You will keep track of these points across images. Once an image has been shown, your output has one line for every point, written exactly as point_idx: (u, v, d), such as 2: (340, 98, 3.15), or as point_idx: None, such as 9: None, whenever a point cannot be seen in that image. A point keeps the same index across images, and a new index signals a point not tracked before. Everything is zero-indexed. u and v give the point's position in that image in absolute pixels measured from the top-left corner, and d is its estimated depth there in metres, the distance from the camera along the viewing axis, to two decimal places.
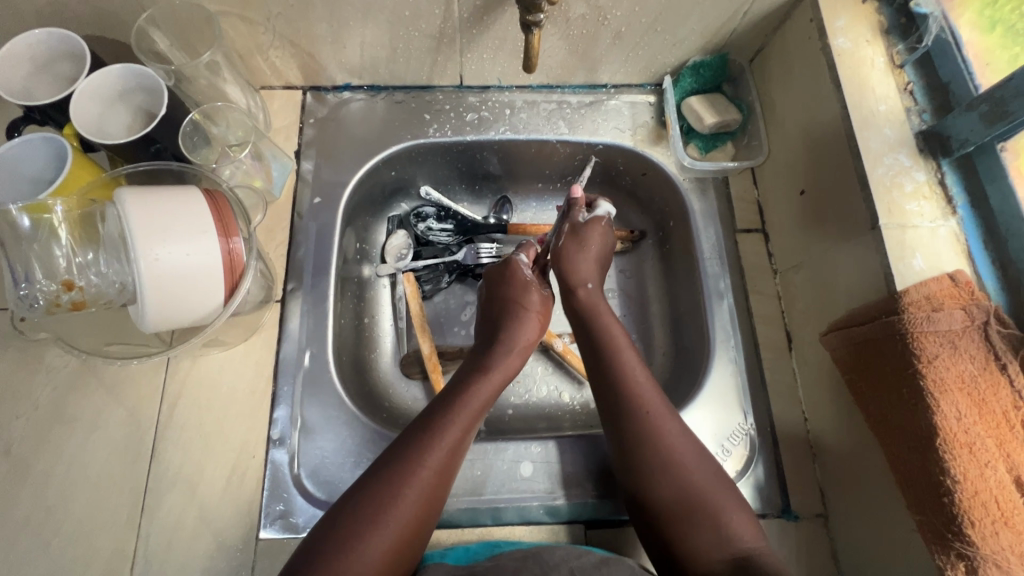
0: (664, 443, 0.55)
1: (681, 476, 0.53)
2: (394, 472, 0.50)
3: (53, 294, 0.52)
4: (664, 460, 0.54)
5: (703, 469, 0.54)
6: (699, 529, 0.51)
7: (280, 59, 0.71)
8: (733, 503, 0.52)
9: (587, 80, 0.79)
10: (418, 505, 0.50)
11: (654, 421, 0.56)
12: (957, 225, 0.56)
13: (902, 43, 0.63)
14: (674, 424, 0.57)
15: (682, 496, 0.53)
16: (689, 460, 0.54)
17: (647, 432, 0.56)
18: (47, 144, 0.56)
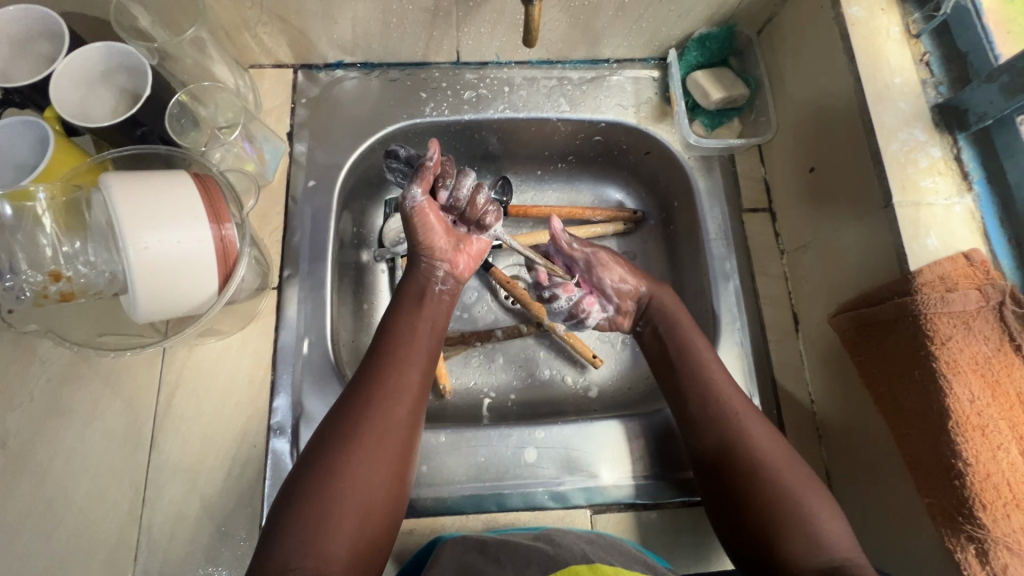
0: (749, 440, 0.54)
1: (776, 473, 0.52)
2: (346, 438, 0.50)
3: (39, 286, 0.50)
4: (748, 446, 0.54)
5: (790, 471, 0.52)
6: (794, 535, 0.48)
7: (269, 36, 0.68)
8: (823, 507, 0.50)
9: (588, 55, 0.76)
10: (373, 461, 0.49)
11: (740, 421, 0.56)
12: (973, 202, 0.54)
13: (919, 11, 0.60)
14: (759, 423, 0.56)
15: (765, 490, 0.51)
16: (774, 460, 0.53)
17: (729, 430, 0.55)
18: (27, 127, 0.54)
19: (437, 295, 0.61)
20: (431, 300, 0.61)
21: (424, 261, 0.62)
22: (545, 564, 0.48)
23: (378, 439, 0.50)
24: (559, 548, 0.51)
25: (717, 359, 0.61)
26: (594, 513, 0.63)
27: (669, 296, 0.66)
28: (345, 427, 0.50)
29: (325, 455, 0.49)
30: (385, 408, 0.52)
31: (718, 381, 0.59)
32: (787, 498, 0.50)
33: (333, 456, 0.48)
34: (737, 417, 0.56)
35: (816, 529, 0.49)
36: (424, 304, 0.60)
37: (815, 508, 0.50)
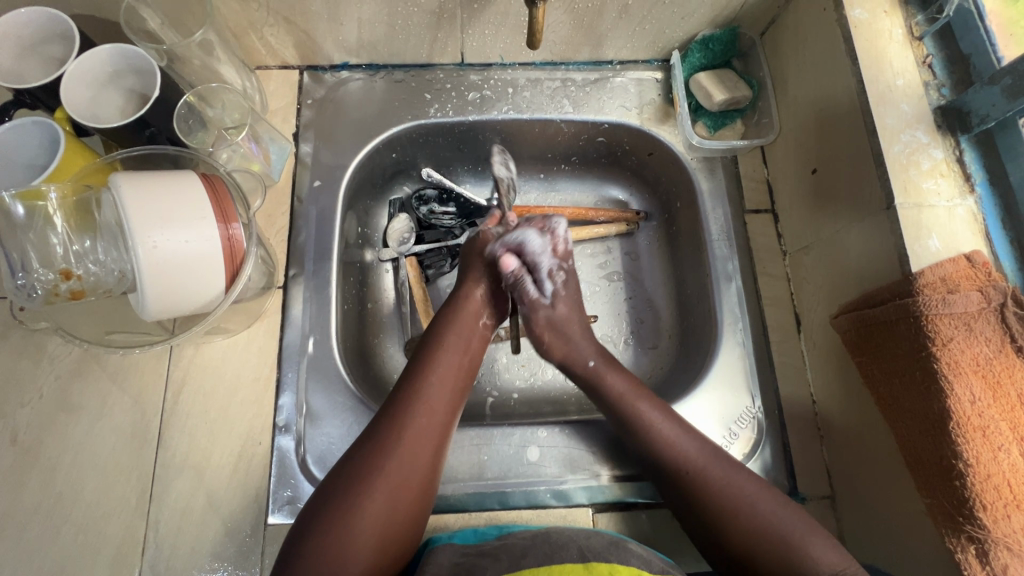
0: (716, 485, 0.54)
1: (750, 512, 0.53)
2: (368, 466, 0.51)
3: (50, 283, 0.51)
4: (714, 488, 0.54)
5: (762, 502, 0.53)
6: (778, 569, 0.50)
7: (275, 37, 0.69)
8: (809, 532, 0.52)
9: (592, 56, 0.76)
10: (396, 489, 0.51)
11: (703, 469, 0.55)
12: (975, 204, 0.54)
13: (922, 13, 0.60)
14: (719, 464, 0.56)
15: (745, 529, 0.52)
16: (748, 496, 0.54)
17: (693, 480, 0.55)
18: (40, 129, 0.55)
19: (475, 324, 0.63)
20: (469, 327, 0.62)
21: (465, 293, 0.64)
22: (541, 561, 0.49)
23: (403, 467, 0.51)
24: (558, 546, 0.51)
25: (664, 411, 0.59)
26: (595, 512, 0.63)
27: (620, 378, 0.62)
28: (371, 452, 0.51)
29: (351, 476, 0.50)
30: (409, 435, 0.53)
31: (659, 423, 0.58)
32: (766, 532, 0.52)
33: (358, 480, 0.50)
34: (688, 467, 0.56)
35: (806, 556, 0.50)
36: (459, 330, 0.61)
37: (803, 531, 0.51)
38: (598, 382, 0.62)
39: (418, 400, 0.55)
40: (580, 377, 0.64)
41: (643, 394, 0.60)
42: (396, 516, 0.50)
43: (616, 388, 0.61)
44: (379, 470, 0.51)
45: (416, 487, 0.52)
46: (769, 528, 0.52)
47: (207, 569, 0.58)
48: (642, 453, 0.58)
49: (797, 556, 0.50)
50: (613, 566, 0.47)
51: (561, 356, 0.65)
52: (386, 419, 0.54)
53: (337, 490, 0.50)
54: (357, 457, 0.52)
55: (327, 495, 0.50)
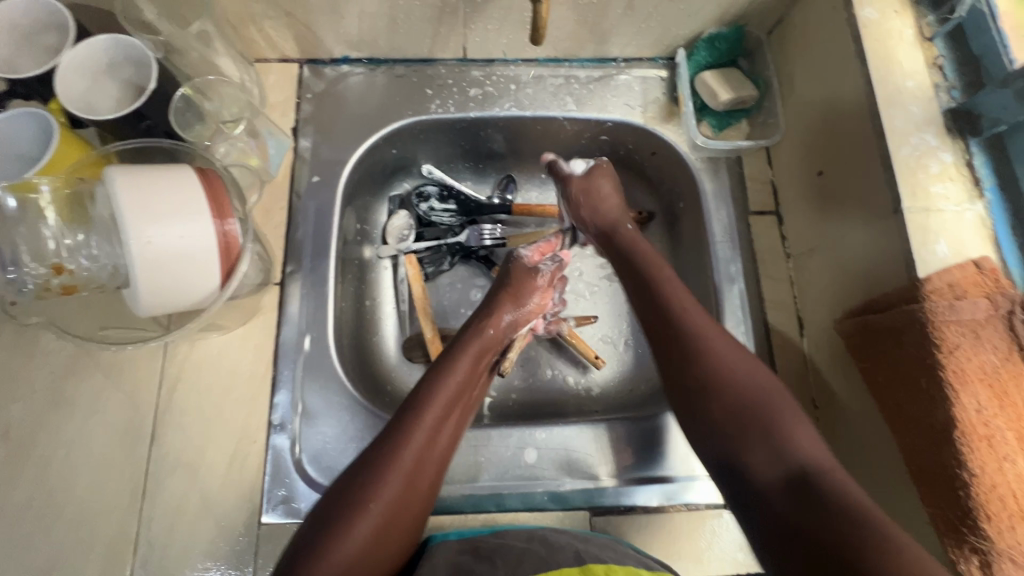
0: (719, 358, 0.54)
1: (745, 387, 0.52)
2: (361, 492, 0.47)
3: (42, 278, 0.50)
4: (718, 364, 0.54)
5: (755, 377, 0.53)
6: (755, 445, 0.49)
7: (275, 30, 0.68)
8: (796, 423, 0.50)
9: (596, 53, 0.75)
10: (390, 518, 0.48)
11: (711, 340, 0.56)
12: (984, 209, 0.53)
13: (933, 13, 0.59)
14: (727, 343, 0.56)
15: (735, 395, 0.52)
16: (749, 375, 0.53)
17: (698, 346, 0.55)
18: (32, 119, 0.54)
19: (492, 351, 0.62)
20: (482, 357, 0.61)
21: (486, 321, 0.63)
22: (538, 565, 0.48)
23: (399, 496, 0.48)
24: (552, 550, 0.50)
25: (691, 298, 0.60)
26: (592, 516, 0.62)
27: (630, 233, 0.67)
28: (371, 473, 0.49)
29: (349, 494, 0.47)
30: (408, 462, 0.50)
31: (675, 295, 0.59)
32: (756, 405, 0.51)
33: (353, 498, 0.47)
34: (695, 327, 0.57)
35: (791, 438, 0.49)
36: (470, 356, 0.60)
37: (791, 421, 0.50)
38: (630, 244, 0.65)
39: (423, 424, 0.52)
40: (614, 238, 0.67)
41: (664, 265, 0.63)
42: (387, 542, 0.47)
43: (642, 247, 0.65)
44: (379, 492, 0.48)
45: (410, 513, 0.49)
46: (758, 404, 0.51)
47: (199, 568, 0.57)
48: (652, 307, 0.60)
49: (778, 436, 0.49)
50: (608, 567, 0.47)
51: (592, 214, 0.68)
52: (391, 439, 0.51)
53: (326, 515, 0.46)
54: (358, 476, 0.49)
55: (321, 515, 0.47)
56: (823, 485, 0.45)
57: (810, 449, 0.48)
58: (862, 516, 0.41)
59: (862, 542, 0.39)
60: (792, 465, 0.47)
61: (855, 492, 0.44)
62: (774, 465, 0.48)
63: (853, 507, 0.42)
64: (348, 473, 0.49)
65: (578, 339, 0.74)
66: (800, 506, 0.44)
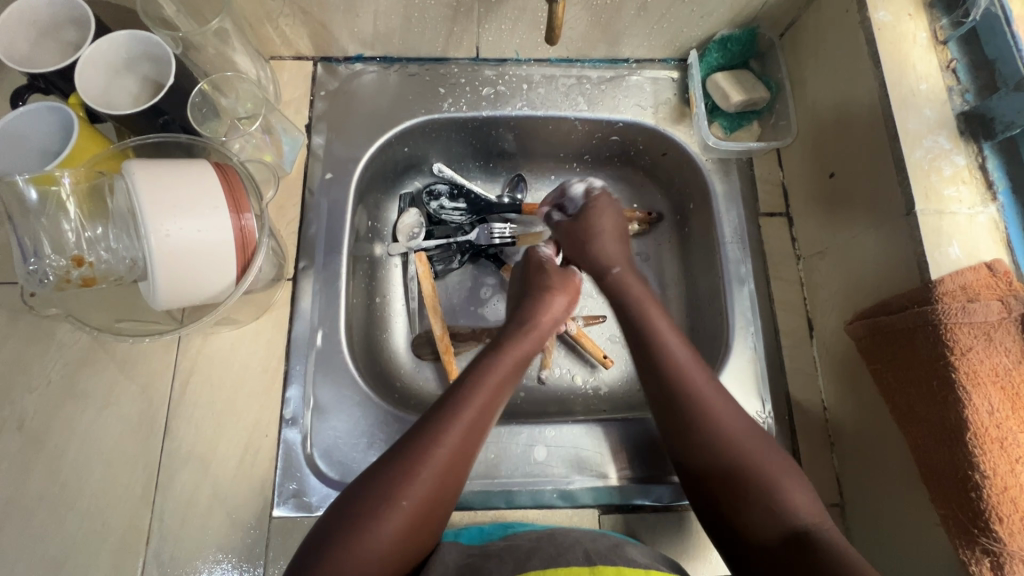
0: (710, 413, 0.54)
1: (735, 446, 0.53)
2: (403, 474, 0.48)
3: (63, 270, 0.51)
4: (706, 420, 0.54)
5: (748, 437, 0.53)
6: (752, 504, 0.50)
7: (290, 27, 0.69)
8: (788, 477, 0.51)
9: (608, 54, 0.76)
10: (428, 504, 0.49)
11: (701, 391, 0.55)
12: (997, 212, 0.53)
13: (947, 17, 0.59)
14: (718, 395, 0.56)
15: (722, 447, 0.53)
16: (741, 434, 0.53)
17: (691, 401, 0.55)
18: (52, 113, 0.54)
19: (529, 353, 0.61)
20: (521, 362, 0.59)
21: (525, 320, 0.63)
22: (545, 562, 0.48)
23: (437, 481, 0.49)
24: (562, 548, 0.50)
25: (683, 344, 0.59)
26: (600, 514, 0.63)
27: (639, 287, 0.64)
28: (399, 473, 0.48)
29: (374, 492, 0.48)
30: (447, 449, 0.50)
31: (665, 331, 0.59)
32: (748, 464, 0.52)
33: (393, 483, 0.48)
34: (681, 367, 0.57)
35: (786, 498, 0.50)
36: (506, 360, 0.58)
37: (782, 477, 0.51)
38: (620, 287, 0.64)
39: (455, 427, 0.51)
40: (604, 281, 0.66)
41: (657, 305, 0.63)
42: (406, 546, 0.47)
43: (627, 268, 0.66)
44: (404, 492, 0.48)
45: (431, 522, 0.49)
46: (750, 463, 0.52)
47: (211, 561, 0.58)
48: (644, 354, 0.59)
49: (773, 488, 0.50)
50: (619, 569, 0.46)
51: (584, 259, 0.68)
52: (420, 440, 0.50)
53: (364, 494, 0.48)
54: (384, 474, 0.49)
55: (351, 503, 0.48)
56: (820, 545, 0.46)
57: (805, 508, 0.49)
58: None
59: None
60: (789, 524, 0.48)
61: (845, 549, 0.46)
62: (776, 526, 0.49)
63: (851, 569, 0.44)
64: (390, 454, 0.50)
65: (585, 336, 0.75)
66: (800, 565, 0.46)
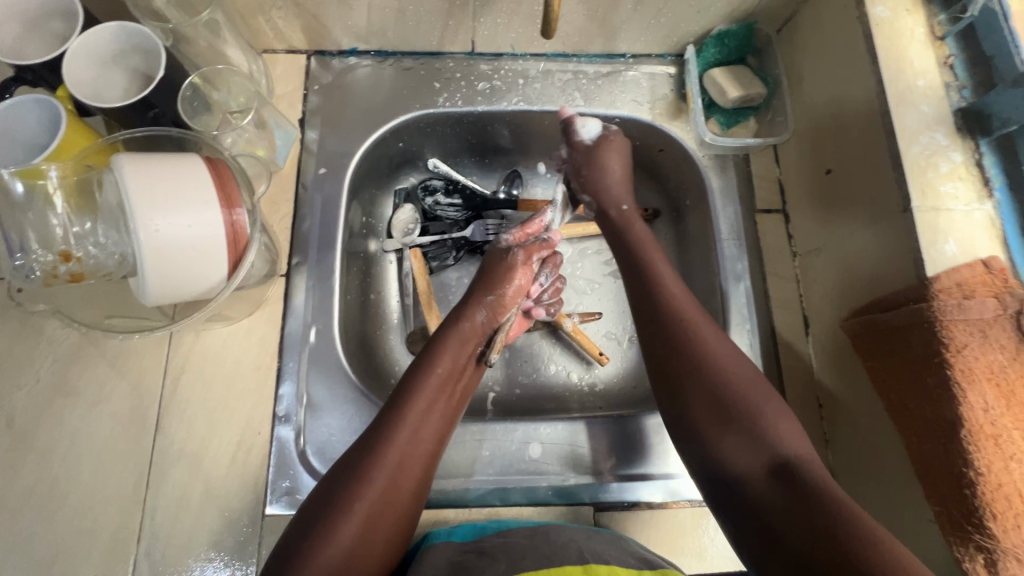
0: (705, 347, 0.55)
1: (727, 378, 0.53)
2: (354, 475, 0.49)
3: (50, 265, 0.50)
4: (699, 357, 0.54)
5: (741, 370, 0.54)
6: (734, 435, 0.50)
7: (283, 20, 0.68)
8: (778, 414, 0.51)
9: (605, 49, 0.75)
10: (383, 504, 0.49)
11: (699, 333, 0.56)
12: (993, 209, 0.53)
13: (945, 12, 0.59)
14: (713, 332, 0.56)
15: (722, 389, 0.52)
16: (730, 361, 0.54)
17: (687, 342, 0.55)
18: (39, 106, 0.53)
19: (474, 337, 0.61)
20: (467, 348, 0.60)
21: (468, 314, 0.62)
22: (541, 562, 0.48)
23: (391, 480, 0.50)
24: (556, 548, 0.50)
25: (685, 293, 0.60)
26: (597, 512, 0.62)
27: (643, 228, 0.67)
28: (358, 476, 0.49)
29: (337, 496, 0.48)
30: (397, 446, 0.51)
31: (668, 286, 0.60)
32: (732, 396, 0.52)
33: (348, 486, 0.48)
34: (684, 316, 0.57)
35: (771, 429, 0.50)
36: (450, 354, 0.59)
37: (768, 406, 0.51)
38: (624, 224, 0.67)
39: (408, 426, 0.53)
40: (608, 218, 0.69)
41: (657, 250, 0.65)
42: (380, 533, 0.48)
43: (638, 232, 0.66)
44: (366, 491, 0.48)
45: (398, 514, 0.50)
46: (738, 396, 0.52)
47: (203, 559, 0.57)
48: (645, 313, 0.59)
49: (762, 425, 0.50)
50: (611, 569, 0.47)
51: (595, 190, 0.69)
52: (376, 444, 0.51)
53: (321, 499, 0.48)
54: (346, 475, 0.49)
55: (312, 510, 0.48)
56: (801, 474, 0.47)
57: (790, 440, 0.50)
58: (846, 515, 0.43)
59: (831, 526, 0.42)
60: (772, 454, 0.49)
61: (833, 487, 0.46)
62: (760, 460, 0.49)
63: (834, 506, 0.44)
64: (344, 460, 0.51)
65: (581, 333, 0.74)
66: (779, 496, 0.46)
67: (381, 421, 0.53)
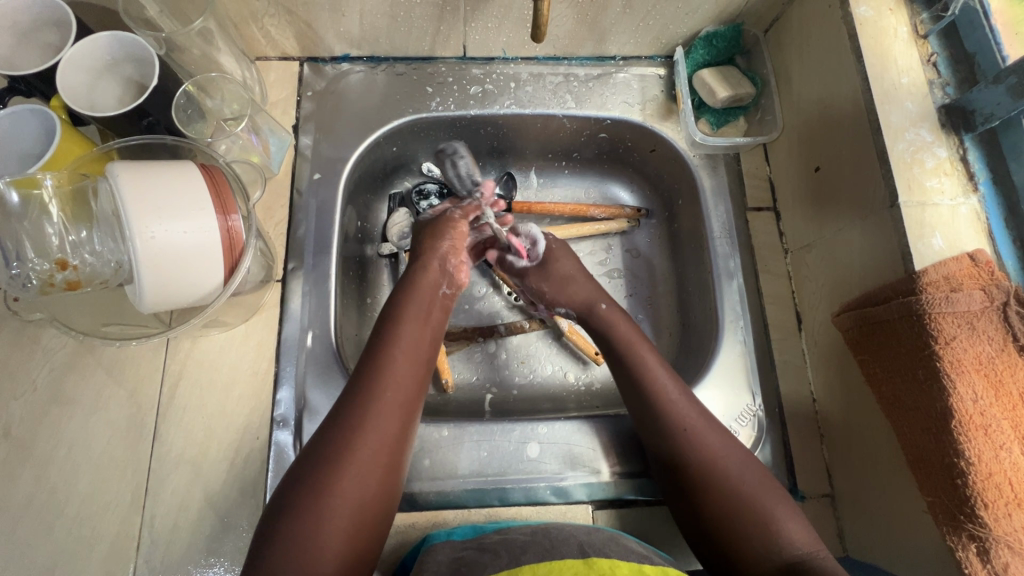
0: (706, 447, 0.55)
1: (734, 477, 0.53)
2: (335, 449, 0.49)
3: (46, 273, 0.50)
4: (702, 453, 0.54)
5: (747, 477, 0.53)
6: (748, 537, 0.50)
7: (276, 27, 0.68)
8: (787, 512, 0.51)
9: (595, 51, 0.76)
10: (365, 480, 0.48)
11: (679, 413, 0.56)
12: (978, 203, 0.54)
13: (927, 11, 0.60)
14: (719, 436, 0.55)
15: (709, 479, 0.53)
16: (731, 466, 0.54)
17: (680, 434, 0.55)
18: (35, 116, 0.54)
19: (433, 293, 0.61)
20: (426, 308, 0.59)
21: (423, 268, 0.61)
22: (540, 554, 0.48)
23: (370, 450, 0.49)
24: (556, 542, 0.50)
25: (680, 389, 0.58)
26: (595, 509, 0.63)
27: (614, 313, 0.64)
28: (329, 464, 0.48)
29: (315, 479, 0.47)
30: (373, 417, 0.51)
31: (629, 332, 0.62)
32: (730, 487, 0.52)
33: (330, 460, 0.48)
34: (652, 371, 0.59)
35: (779, 532, 0.50)
36: (410, 321, 0.58)
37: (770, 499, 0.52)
38: (608, 324, 0.63)
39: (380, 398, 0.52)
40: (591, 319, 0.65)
41: (644, 344, 0.61)
42: (369, 508, 0.48)
43: (613, 318, 0.64)
44: (344, 467, 0.48)
45: (379, 496, 0.49)
46: (743, 493, 0.52)
47: (203, 565, 0.57)
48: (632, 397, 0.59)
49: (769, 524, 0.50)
50: (613, 563, 0.46)
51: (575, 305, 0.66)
52: (346, 421, 0.50)
53: (303, 475, 0.48)
54: (326, 448, 0.49)
55: (293, 486, 0.47)
56: None
57: (798, 538, 0.49)
58: None
59: None
60: (785, 557, 0.49)
61: None
62: (773, 558, 0.49)
63: None
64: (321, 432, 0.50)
65: (575, 333, 0.75)
66: None
67: (353, 397, 0.52)
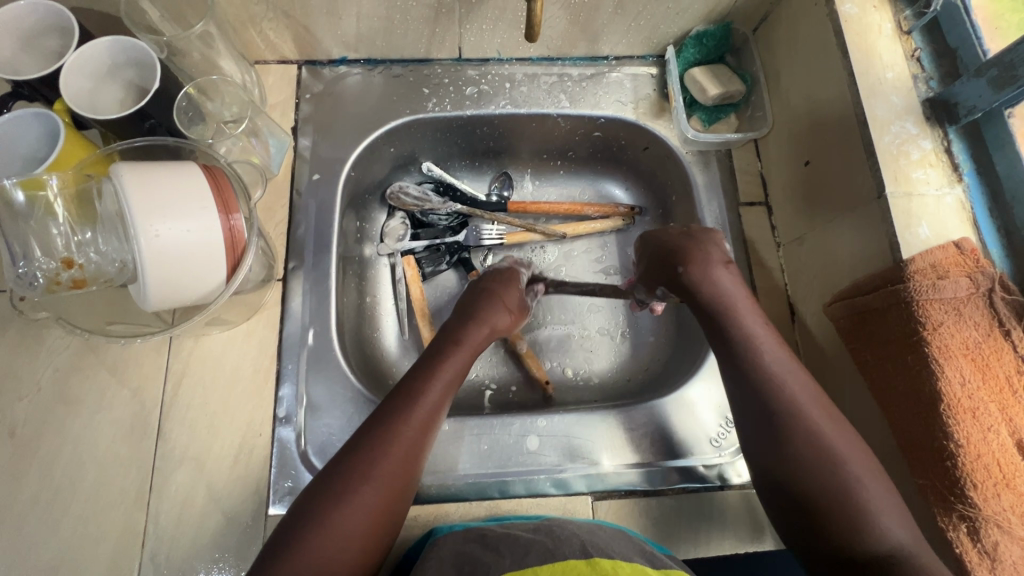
0: (805, 420, 0.52)
1: (826, 446, 0.50)
2: (366, 452, 0.51)
3: (52, 272, 0.51)
4: (790, 417, 0.52)
5: (844, 442, 0.51)
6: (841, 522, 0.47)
7: (274, 31, 0.70)
8: (883, 498, 0.48)
9: (588, 52, 0.78)
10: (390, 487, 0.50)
11: (777, 373, 0.55)
12: (963, 192, 0.56)
13: (910, 8, 0.62)
14: (821, 410, 0.53)
15: (810, 459, 0.50)
16: (838, 441, 0.51)
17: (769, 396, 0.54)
18: (38, 120, 0.55)
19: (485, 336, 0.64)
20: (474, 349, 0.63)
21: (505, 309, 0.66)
22: (542, 556, 0.48)
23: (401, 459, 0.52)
24: (559, 541, 0.51)
25: (779, 348, 0.57)
26: (595, 500, 0.63)
27: (729, 281, 0.62)
28: (358, 464, 0.50)
29: (338, 481, 0.49)
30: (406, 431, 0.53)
31: (731, 292, 0.61)
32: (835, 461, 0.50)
33: (360, 467, 0.50)
34: (747, 333, 0.58)
35: (868, 511, 0.47)
36: (471, 337, 0.62)
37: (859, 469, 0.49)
38: (702, 287, 0.61)
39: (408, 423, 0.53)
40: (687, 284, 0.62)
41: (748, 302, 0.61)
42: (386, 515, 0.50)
43: (721, 283, 0.62)
44: (375, 470, 0.50)
45: (395, 498, 0.51)
46: (833, 457, 0.50)
47: (208, 561, 0.58)
48: (735, 358, 0.57)
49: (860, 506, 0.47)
50: (615, 564, 0.46)
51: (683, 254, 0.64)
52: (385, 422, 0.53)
53: (336, 472, 0.50)
54: (358, 452, 0.51)
55: (320, 483, 0.50)
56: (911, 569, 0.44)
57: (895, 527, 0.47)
58: None
59: None
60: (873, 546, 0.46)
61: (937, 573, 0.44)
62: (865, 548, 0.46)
63: None
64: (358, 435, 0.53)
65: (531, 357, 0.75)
66: None
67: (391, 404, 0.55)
